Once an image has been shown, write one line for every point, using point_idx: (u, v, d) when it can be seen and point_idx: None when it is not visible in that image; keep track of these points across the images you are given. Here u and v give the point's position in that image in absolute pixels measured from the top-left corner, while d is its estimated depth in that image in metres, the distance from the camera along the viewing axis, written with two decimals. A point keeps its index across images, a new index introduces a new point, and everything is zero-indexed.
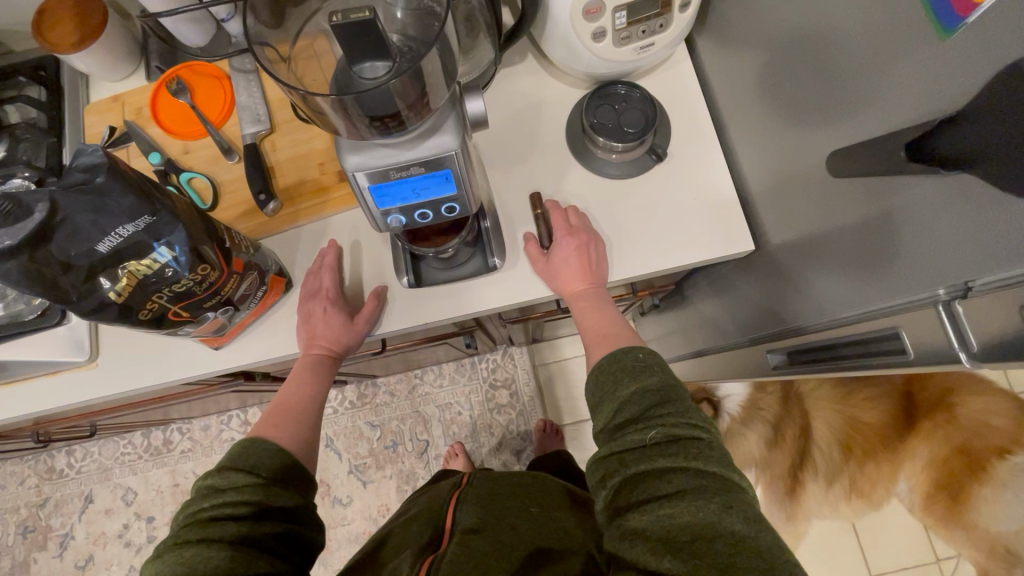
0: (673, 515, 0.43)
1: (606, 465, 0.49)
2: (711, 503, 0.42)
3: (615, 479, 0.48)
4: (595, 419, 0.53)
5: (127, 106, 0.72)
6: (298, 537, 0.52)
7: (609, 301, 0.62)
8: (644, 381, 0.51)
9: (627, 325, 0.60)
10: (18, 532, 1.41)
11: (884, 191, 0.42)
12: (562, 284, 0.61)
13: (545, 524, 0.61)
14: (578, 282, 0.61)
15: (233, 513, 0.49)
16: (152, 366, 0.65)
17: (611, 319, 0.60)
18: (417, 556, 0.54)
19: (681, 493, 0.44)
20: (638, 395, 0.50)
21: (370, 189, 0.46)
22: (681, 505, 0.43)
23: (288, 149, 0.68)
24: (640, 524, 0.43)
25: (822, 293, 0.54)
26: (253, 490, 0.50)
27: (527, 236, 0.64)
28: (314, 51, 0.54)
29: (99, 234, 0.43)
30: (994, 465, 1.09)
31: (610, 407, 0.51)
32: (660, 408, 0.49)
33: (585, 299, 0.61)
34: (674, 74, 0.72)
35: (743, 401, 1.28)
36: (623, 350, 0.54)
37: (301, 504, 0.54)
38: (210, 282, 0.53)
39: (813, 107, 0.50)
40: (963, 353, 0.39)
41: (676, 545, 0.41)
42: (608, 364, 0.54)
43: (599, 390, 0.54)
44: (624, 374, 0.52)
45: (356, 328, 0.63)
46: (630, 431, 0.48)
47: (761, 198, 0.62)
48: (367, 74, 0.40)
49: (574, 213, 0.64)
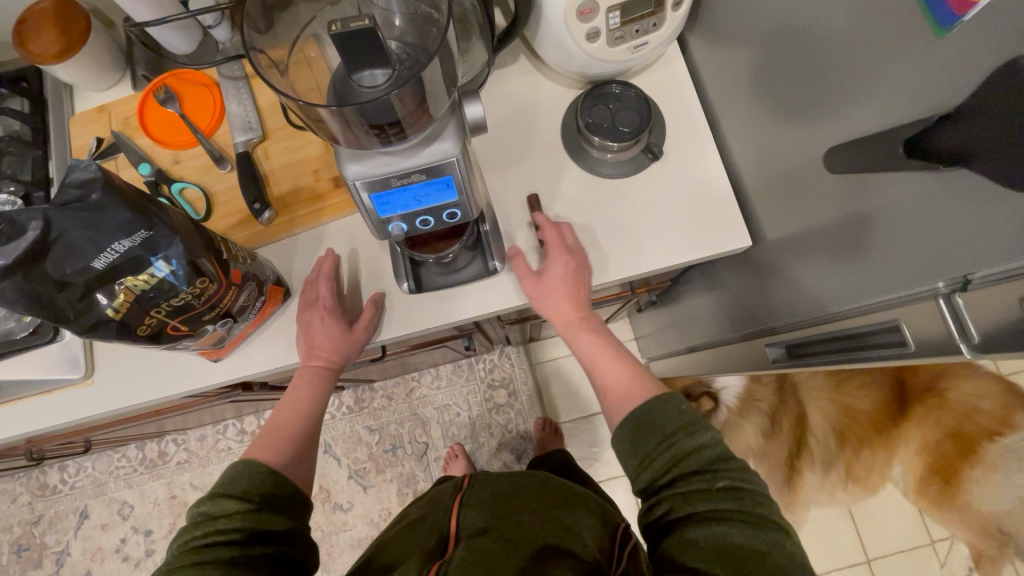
0: (735, 543, 0.44)
1: (664, 501, 0.49)
2: (766, 534, 0.45)
3: (673, 512, 0.48)
4: (640, 452, 0.52)
5: (114, 117, 0.71)
6: (291, 559, 0.51)
7: (603, 327, 0.62)
8: (708, 434, 0.51)
9: (624, 351, 0.60)
10: (12, 552, 1.39)
11: (876, 190, 0.44)
12: (553, 309, 0.61)
13: (549, 521, 0.60)
14: (571, 311, 0.61)
15: (224, 539, 0.48)
16: (150, 380, 0.64)
17: (606, 350, 0.60)
18: (425, 561, 0.55)
19: (742, 521, 0.46)
20: (693, 441, 0.50)
21: (371, 197, 0.46)
22: (740, 529, 0.45)
23: (282, 156, 0.67)
24: (697, 534, 0.45)
25: (813, 287, 0.55)
26: (243, 516, 0.49)
27: (514, 253, 0.62)
28: (308, 59, 0.54)
29: (95, 251, 0.42)
30: (986, 447, 1.12)
31: (668, 452, 0.50)
32: (729, 459, 0.49)
33: (584, 334, 0.61)
34: (667, 72, 0.71)
35: (740, 393, 1.23)
36: (667, 400, 0.53)
37: (292, 527, 0.52)
38: (209, 295, 0.52)
39: (809, 104, 0.50)
40: (963, 345, 0.39)
41: (729, 557, 0.44)
42: (648, 410, 0.52)
43: (637, 437, 0.52)
44: (677, 424, 0.51)
45: (355, 337, 0.62)
46: (697, 473, 0.49)
47: (757, 193, 0.63)
48: (366, 82, 0.39)
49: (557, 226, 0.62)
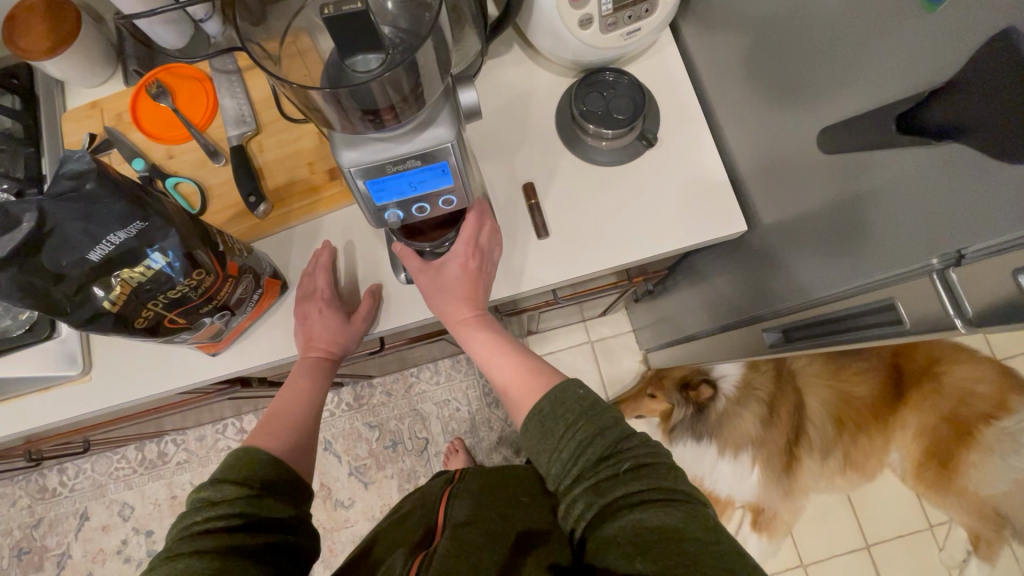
0: (651, 526, 0.44)
1: (579, 498, 0.49)
2: (678, 511, 0.45)
3: (588, 510, 0.48)
4: (548, 457, 0.52)
5: (106, 113, 0.70)
6: (292, 547, 0.51)
7: (496, 322, 0.63)
8: (601, 418, 0.51)
9: (514, 344, 0.61)
10: (13, 555, 1.38)
11: (871, 168, 0.44)
12: (449, 309, 0.60)
13: (534, 511, 0.61)
14: (465, 309, 0.60)
15: (226, 524, 0.48)
16: (147, 376, 0.64)
17: (500, 346, 0.61)
18: (410, 554, 0.54)
19: (650, 505, 0.46)
20: (592, 428, 0.50)
21: (367, 184, 0.46)
22: (650, 512, 0.45)
23: (276, 149, 0.67)
24: (612, 532, 0.45)
25: (807, 269, 0.56)
26: (246, 501, 0.49)
27: (403, 249, 0.60)
28: (300, 49, 0.54)
29: (90, 242, 0.42)
30: (982, 431, 1.14)
31: (569, 444, 0.50)
32: (627, 441, 0.50)
33: (478, 330, 0.61)
34: (660, 59, 0.71)
35: (738, 381, 1.21)
36: (563, 387, 0.53)
37: (294, 514, 0.53)
38: (206, 287, 0.52)
39: (802, 86, 0.50)
40: (958, 319, 0.40)
41: (645, 546, 0.43)
42: (547, 407, 0.53)
43: (544, 435, 0.52)
44: (576, 414, 0.52)
45: (354, 328, 0.62)
46: (603, 463, 0.49)
47: (751, 178, 0.63)
48: (360, 67, 0.39)
49: (478, 217, 0.59)
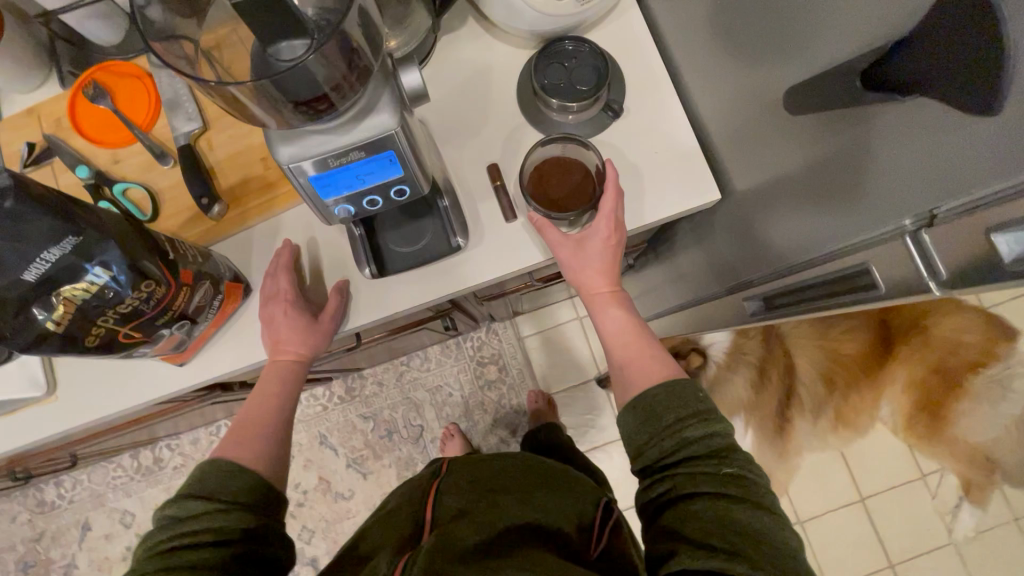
0: (734, 522, 0.44)
1: (665, 481, 0.48)
2: (760, 513, 0.44)
3: (674, 492, 0.47)
4: (643, 436, 0.50)
5: (44, 119, 0.66)
6: (264, 558, 0.50)
7: (631, 304, 0.59)
8: (716, 424, 0.49)
9: (644, 329, 0.58)
10: (18, 569, 1.39)
11: (843, 124, 0.41)
12: (587, 280, 0.59)
13: (521, 504, 0.60)
14: (602, 282, 0.58)
15: (193, 541, 0.47)
16: (112, 392, 0.62)
17: (630, 324, 0.58)
18: (397, 553, 0.54)
19: (741, 500, 0.45)
20: (702, 428, 0.48)
21: (311, 180, 0.43)
22: (738, 508, 0.44)
23: (227, 146, 0.64)
24: (698, 511, 0.45)
25: (780, 235, 0.54)
26: (212, 516, 0.48)
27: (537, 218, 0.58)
28: (237, 38, 0.50)
29: (23, 262, 0.40)
30: (971, 380, 1.17)
31: (671, 439, 0.49)
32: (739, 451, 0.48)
33: (613, 306, 0.58)
34: (624, 23, 0.68)
35: (728, 346, 1.24)
36: (685, 383, 0.51)
37: (266, 524, 0.51)
38: (159, 299, 0.49)
39: (767, 43, 0.48)
40: (932, 282, 0.38)
41: (725, 534, 0.43)
42: (670, 387, 0.51)
43: (658, 403, 0.50)
44: (689, 410, 0.49)
45: (321, 328, 0.60)
46: (707, 458, 0.47)
47: (722, 143, 0.61)
48: (285, 55, 0.37)
49: (616, 192, 0.57)
